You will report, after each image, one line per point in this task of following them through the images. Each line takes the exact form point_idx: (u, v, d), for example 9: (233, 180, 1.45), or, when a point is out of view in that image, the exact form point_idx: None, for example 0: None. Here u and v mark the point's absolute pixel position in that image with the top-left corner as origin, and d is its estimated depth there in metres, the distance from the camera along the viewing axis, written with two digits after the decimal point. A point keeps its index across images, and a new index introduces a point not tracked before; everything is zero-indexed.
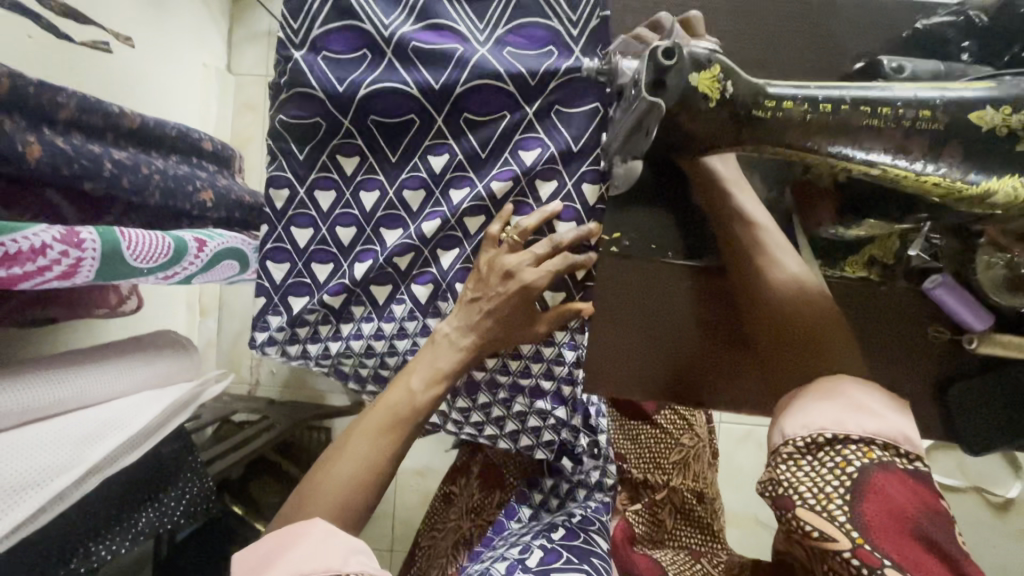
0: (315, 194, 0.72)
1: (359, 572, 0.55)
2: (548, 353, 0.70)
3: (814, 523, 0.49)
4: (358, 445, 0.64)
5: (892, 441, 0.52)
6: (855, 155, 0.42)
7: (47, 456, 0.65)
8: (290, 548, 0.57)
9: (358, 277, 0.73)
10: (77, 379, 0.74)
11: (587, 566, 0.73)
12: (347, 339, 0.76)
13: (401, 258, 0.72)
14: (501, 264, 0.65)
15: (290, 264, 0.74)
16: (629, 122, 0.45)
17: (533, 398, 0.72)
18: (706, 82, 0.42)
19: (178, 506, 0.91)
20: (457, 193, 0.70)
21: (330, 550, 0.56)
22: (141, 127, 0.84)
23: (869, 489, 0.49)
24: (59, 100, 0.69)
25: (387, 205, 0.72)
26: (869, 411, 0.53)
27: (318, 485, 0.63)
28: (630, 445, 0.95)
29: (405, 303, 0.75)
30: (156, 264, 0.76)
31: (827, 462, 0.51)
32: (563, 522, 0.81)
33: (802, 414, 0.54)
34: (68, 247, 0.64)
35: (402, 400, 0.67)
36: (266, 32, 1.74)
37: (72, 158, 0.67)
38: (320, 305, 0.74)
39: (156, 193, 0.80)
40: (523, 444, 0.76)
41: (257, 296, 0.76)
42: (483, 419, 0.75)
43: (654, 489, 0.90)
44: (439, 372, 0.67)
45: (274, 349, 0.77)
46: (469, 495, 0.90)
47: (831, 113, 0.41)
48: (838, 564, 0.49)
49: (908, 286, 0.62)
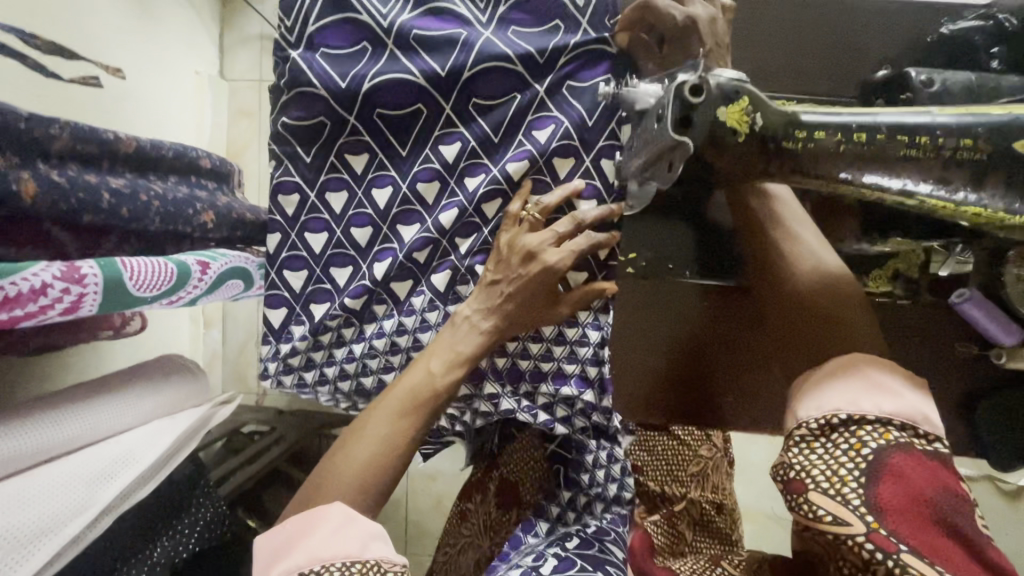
0: (327, 197, 0.73)
1: (377, 560, 0.56)
2: (570, 334, 0.68)
3: (827, 506, 0.46)
4: (374, 429, 0.62)
5: (909, 420, 0.48)
6: (889, 185, 0.40)
7: (60, 502, 0.65)
8: (305, 536, 0.56)
9: (378, 277, 0.73)
10: (88, 414, 0.74)
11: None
12: (371, 338, 0.75)
13: (420, 251, 0.72)
14: (522, 243, 0.63)
15: (308, 271, 0.75)
16: (652, 154, 0.44)
17: (558, 383, 0.69)
18: (736, 116, 0.39)
19: (191, 535, 0.91)
20: (472, 179, 0.70)
21: (346, 537, 0.56)
22: (138, 151, 0.81)
23: (886, 471, 0.46)
24: (52, 131, 0.67)
25: (401, 200, 0.72)
26: (889, 392, 0.49)
27: (334, 471, 0.61)
28: (647, 457, 0.94)
29: (425, 294, 0.74)
30: (159, 292, 0.74)
31: (840, 443, 0.48)
32: (577, 531, 0.81)
33: (815, 395, 0.50)
34: (69, 284, 0.63)
35: (422, 380, 0.64)
36: (259, 35, 1.68)
37: (68, 192, 0.65)
38: (341, 309, 0.74)
39: (156, 220, 0.77)
40: (560, 414, 0.71)
41: (277, 309, 0.76)
42: (511, 409, 0.70)
43: (673, 502, 0.89)
44: (459, 355, 0.65)
45: (297, 359, 0.77)
46: (485, 512, 0.88)
47: (866, 142, 0.39)
48: (851, 550, 0.45)
49: (934, 301, 0.61)
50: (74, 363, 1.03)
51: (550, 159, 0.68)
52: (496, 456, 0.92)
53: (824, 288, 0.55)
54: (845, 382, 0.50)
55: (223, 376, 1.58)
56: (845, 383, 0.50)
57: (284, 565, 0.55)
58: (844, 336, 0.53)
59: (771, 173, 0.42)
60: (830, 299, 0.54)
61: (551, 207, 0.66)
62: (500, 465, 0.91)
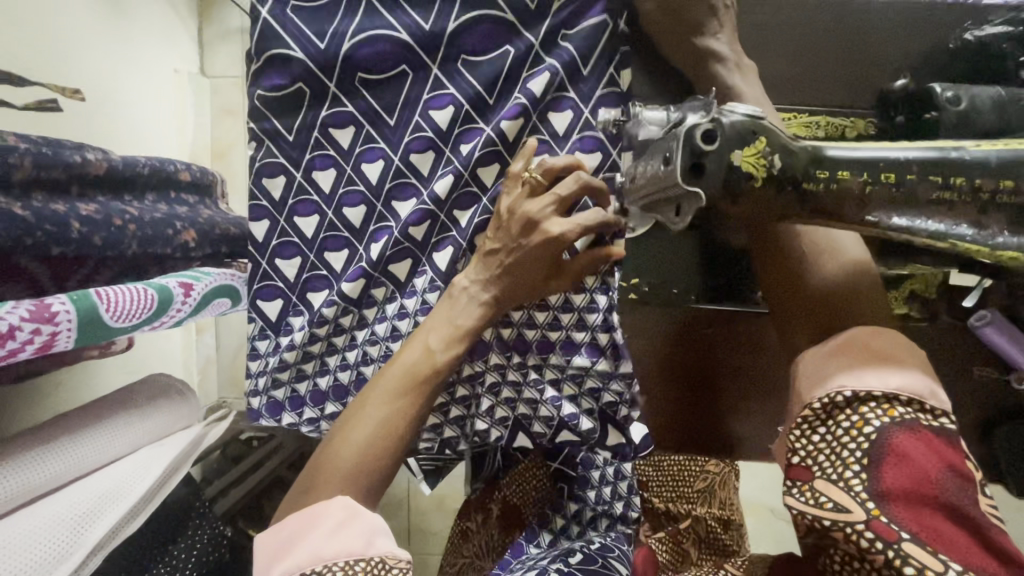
0: (313, 175, 0.70)
1: (384, 556, 0.49)
2: (578, 301, 0.64)
3: (827, 491, 0.42)
4: (372, 414, 0.55)
5: (916, 395, 0.43)
6: (924, 227, 0.37)
7: (42, 547, 0.62)
8: (308, 531, 0.49)
9: (375, 258, 0.69)
10: (70, 450, 0.71)
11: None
12: (373, 325, 0.71)
13: (418, 226, 0.69)
14: (522, 210, 0.56)
15: (301, 258, 0.71)
16: (657, 192, 0.41)
17: (568, 353, 0.65)
18: (751, 160, 0.36)
19: (189, 559, 0.87)
20: (467, 145, 0.68)
21: (350, 534, 0.49)
22: (110, 173, 0.77)
23: (892, 453, 0.41)
24: (12, 161, 0.62)
25: (394, 174, 0.69)
26: (896, 364, 0.44)
27: (324, 459, 0.54)
28: (653, 473, 0.91)
29: (427, 274, 0.70)
30: (140, 319, 0.71)
31: (842, 422, 0.44)
32: (580, 547, 0.76)
33: (818, 374, 0.46)
34: (39, 324, 0.59)
35: (420, 359, 0.58)
36: (239, 28, 1.61)
37: (34, 226, 0.61)
38: (338, 296, 0.70)
39: (133, 244, 0.74)
40: (567, 392, 0.66)
41: (273, 300, 0.72)
42: (518, 381, 0.66)
43: (677, 519, 0.86)
44: (457, 329, 0.59)
45: (292, 354, 0.71)
46: (487, 535, 0.82)
47: (897, 182, 0.37)
48: (847, 539, 0.41)
49: (952, 323, 0.58)
50: (60, 386, 1.00)
51: (545, 111, 0.66)
52: (498, 477, 0.87)
53: (845, 279, 0.50)
54: (851, 364, 0.45)
55: (217, 384, 1.54)
56: (854, 365, 0.45)
57: (283, 566, 0.48)
58: (839, 322, 0.49)
59: (789, 218, 0.39)
60: (847, 299, 0.50)
61: (557, 170, 0.58)
62: (502, 487, 0.86)
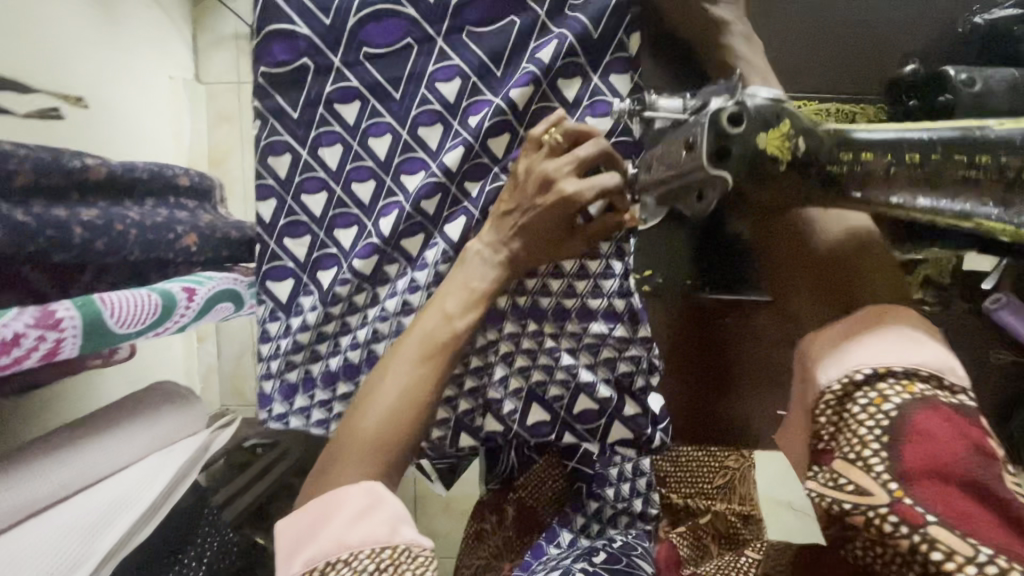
0: (320, 152, 0.68)
1: (410, 544, 0.47)
2: (593, 268, 0.63)
3: (850, 475, 0.41)
4: (389, 384, 0.53)
5: (936, 371, 0.42)
6: (944, 207, 0.38)
7: (51, 557, 0.60)
8: (330, 518, 0.48)
9: (387, 233, 0.68)
10: (75, 460, 0.70)
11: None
12: (385, 301, 0.68)
13: (429, 199, 0.67)
14: (539, 168, 0.55)
15: (309, 236, 0.69)
16: (677, 178, 0.40)
17: (585, 321, 0.64)
18: (775, 143, 0.36)
19: (200, 567, 0.85)
20: (474, 118, 0.66)
21: (371, 522, 0.47)
22: (109, 177, 0.76)
23: (911, 431, 0.40)
24: (11, 165, 0.61)
25: (403, 148, 0.68)
26: (916, 342, 0.43)
27: (336, 442, 0.52)
28: (672, 469, 0.90)
29: (439, 247, 0.67)
30: (144, 325, 0.71)
31: (861, 401, 0.43)
32: (604, 547, 0.74)
33: (836, 355, 0.46)
34: (44, 331, 0.58)
35: (438, 327, 0.56)
36: (233, 35, 1.60)
37: (35, 231, 0.60)
38: (351, 273, 0.68)
39: (135, 249, 0.73)
40: (584, 360, 0.63)
41: (284, 281, 0.70)
42: (534, 348, 0.63)
43: (697, 514, 0.86)
44: (474, 293, 0.58)
45: (306, 336, 0.69)
46: (503, 537, 0.82)
47: (920, 164, 0.37)
48: (872, 525, 0.39)
49: (968, 308, 0.58)
50: (62, 398, 0.98)
51: (554, 80, 0.65)
52: (512, 476, 0.85)
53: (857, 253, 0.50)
54: (864, 340, 0.45)
55: (219, 391, 1.53)
56: (866, 344, 0.45)
57: (307, 552, 0.47)
58: (852, 296, 0.49)
59: (810, 202, 0.40)
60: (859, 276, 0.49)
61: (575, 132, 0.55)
62: (516, 487, 0.85)
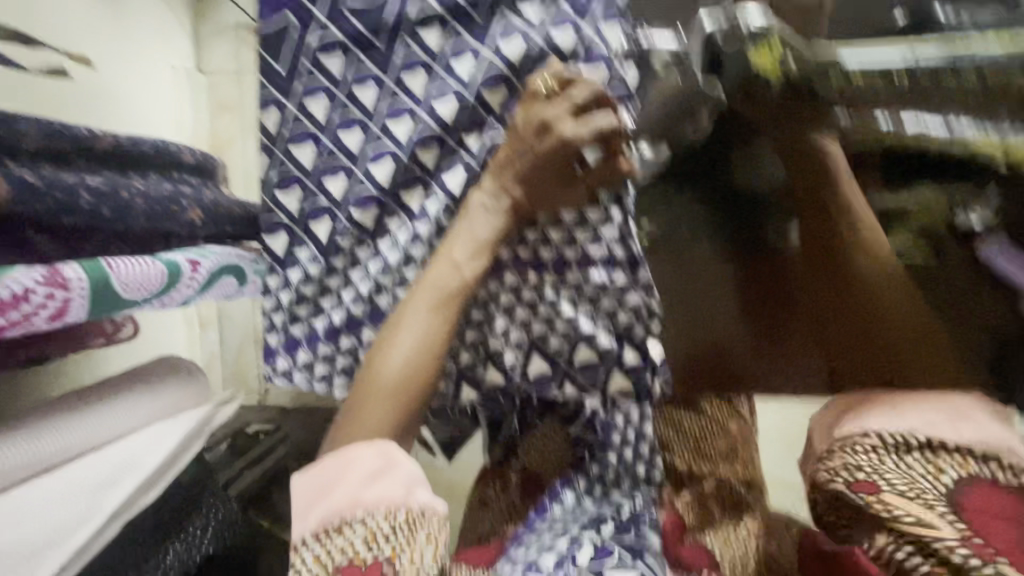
0: (307, 103, 0.74)
1: (423, 506, 0.62)
2: (594, 215, 0.67)
3: (901, 505, 0.57)
4: (411, 327, 0.65)
5: (996, 451, 0.60)
6: (930, 128, 0.60)
7: (61, 513, 0.64)
8: (349, 471, 0.61)
9: (384, 184, 0.71)
10: (83, 423, 0.71)
11: (639, 565, 0.72)
12: (386, 253, 0.71)
13: (426, 152, 0.70)
14: (536, 115, 0.64)
15: (304, 188, 0.74)
16: (676, 108, 0.65)
17: (584, 269, 0.67)
18: (766, 62, 0.61)
19: (204, 536, 0.88)
20: (459, 66, 0.69)
21: (385, 484, 0.61)
22: (115, 148, 0.77)
23: (970, 504, 0.58)
24: (20, 128, 0.63)
25: (388, 97, 0.71)
26: (959, 419, 0.62)
27: (364, 392, 0.66)
28: (677, 434, 0.85)
29: (438, 199, 0.70)
30: (149, 292, 0.72)
31: (924, 468, 0.61)
32: (612, 517, 0.78)
33: (878, 419, 0.64)
34: (52, 289, 0.60)
35: (449, 274, 0.66)
36: None
37: (43, 194, 0.62)
38: (351, 224, 0.73)
39: (141, 218, 0.74)
40: (582, 307, 0.67)
41: (279, 234, 0.74)
42: (534, 300, 0.67)
43: (700, 479, 0.87)
44: (477, 239, 0.66)
45: (312, 288, 0.74)
46: (507, 498, 0.84)
47: (915, 88, 0.59)
48: (937, 552, 0.54)
49: (961, 250, 0.63)
50: None
51: (550, 32, 0.66)
52: (514, 441, 0.84)
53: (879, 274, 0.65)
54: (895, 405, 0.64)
55: None
56: (877, 412, 0.65)
57: (327, 505, 0.61)
58: (874, 335, 0.66)
59: (788, 108, 0.64)
60: (874, 296, 0.65)
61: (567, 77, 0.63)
62: (520, 453, 0.85)
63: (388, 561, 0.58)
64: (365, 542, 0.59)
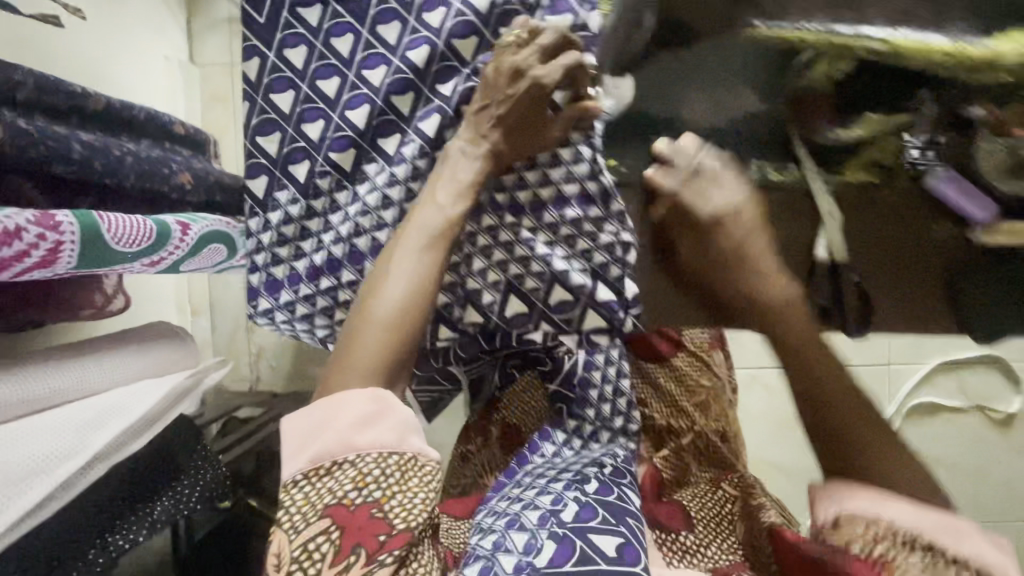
0: (286, 54, 0.67)
1: (417, 453, 0.53)
2: (566, 157, 0.66)
3: None
4: (401, 269, 0.58)
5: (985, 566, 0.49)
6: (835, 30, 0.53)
7: (50, 440, 0.63)
8: (336, 419, 0.52)
9: (361, 127, 0.67)
10: (74, 371, 0.72)
11: (624, 529, 0.64)
12: (363, 196, 0.67)
13: (401, 97, 0.66)
14: (507, 62, 0.59)
15: (280, 133, 0.69)
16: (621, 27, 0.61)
17: (562, 208, 0.67)
18: None
19: (193, 493, 0.88)
20: (432, 15, 0.64)
21: (379, 428, 0.52)
22: (108, 110, 0.80)
23: None
24: (16, 78, 0.65)
25: (364, 45, 0.65)
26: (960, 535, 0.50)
27: (344, 350, 0.55)
28: (651, 389, 0.90)
29: (414, 142, 0.66)
30: (140, 248, 0.74)
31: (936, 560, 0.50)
32: (596, 475, 0.73)
33: (866, 505, 0.52)
34: (45, 230, 0.62)
35: (436, 217, 0.60)
36: (227, 18, 1.65)
37: (37, 141, 0.64)
38: (330, 166, 0.68)
39: (131, 175, 0.77)
40: (561, 252, 0.67)
41: (258, 178, 0.70)
42: (510, 239, 0.67)
43: (679, 434, 0.87)
44: (460, 183, 0.61)
45: (291, 228, 0.70)
46: (489, 454, 0.85)
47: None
48: None
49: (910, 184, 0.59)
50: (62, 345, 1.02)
51: None
52: (496, 398, 0.89)
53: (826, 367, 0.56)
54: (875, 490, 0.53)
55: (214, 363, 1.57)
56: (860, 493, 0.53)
57: (317, 448, 0.52)
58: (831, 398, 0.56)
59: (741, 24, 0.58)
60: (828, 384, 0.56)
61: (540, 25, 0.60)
62: (501, 408, 0.88)
63: (377, 505, 0.50)
64: (353, 483, 0.50)
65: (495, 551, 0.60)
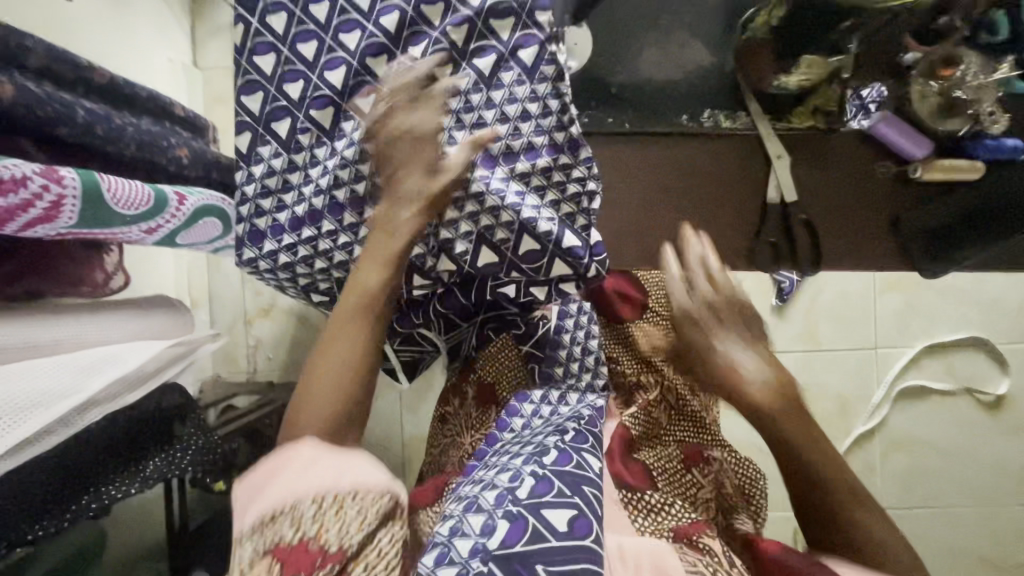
0: (268, 20, 0.70)
1: (355, 496, 0.53)
2: (535, 110, 0.72)
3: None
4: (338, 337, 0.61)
5: None
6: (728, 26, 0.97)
7: (47, 383, 0.66)
8: (279, 474, 0.54)
9: (338, 87, 0.72)
10: (70, 324, 0.77)
11: (579, 500, 0.63)
12: (341, 150, 0.73)
13: (376, 59, 0.71)
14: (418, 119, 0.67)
15: (263, 93, 0.72)
16: None
17: (531, 158, 0.73)
18: None
19: (186, 457, 0.91)
20: None
21: (315, 475, 0.53)
22: (112, 84, 0.86)
23: None
24: (27, 45, 0.71)
25: (340, 11, 0.70)
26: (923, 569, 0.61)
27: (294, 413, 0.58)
28: (619, 346, 0.99)
29: None
30: (138, 211, 0.78)
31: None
32: (555, 444, 0.71)
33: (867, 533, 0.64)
34: (49, 183, 0.66)
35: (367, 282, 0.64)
36: (229, 24, 1.74)
37: (44, 102, 0.69)
38: (309, 122, 0.72)
39: (131, 143, 0.82)
40: (531, 200, 0.73)
41: (241, 135, 0.73)
42: (480, 191, 0.71)
43: (647, 388, 0.93)
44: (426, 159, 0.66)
45: (274, 180, 0.74)
46: (466, 413, 0.90)
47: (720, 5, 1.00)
48: None
49: None
50: None
51: None
52: (473, 358, 0.93)
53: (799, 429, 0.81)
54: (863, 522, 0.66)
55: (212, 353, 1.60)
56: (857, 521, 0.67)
57: (262, 502, 0.53)
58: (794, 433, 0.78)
59: None
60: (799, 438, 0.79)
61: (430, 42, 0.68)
62: (477, 368, 0.92)
63: (314, 538, 0.51)
64: (292, 523, 0.52)
65: (452, 536, 0.60)
